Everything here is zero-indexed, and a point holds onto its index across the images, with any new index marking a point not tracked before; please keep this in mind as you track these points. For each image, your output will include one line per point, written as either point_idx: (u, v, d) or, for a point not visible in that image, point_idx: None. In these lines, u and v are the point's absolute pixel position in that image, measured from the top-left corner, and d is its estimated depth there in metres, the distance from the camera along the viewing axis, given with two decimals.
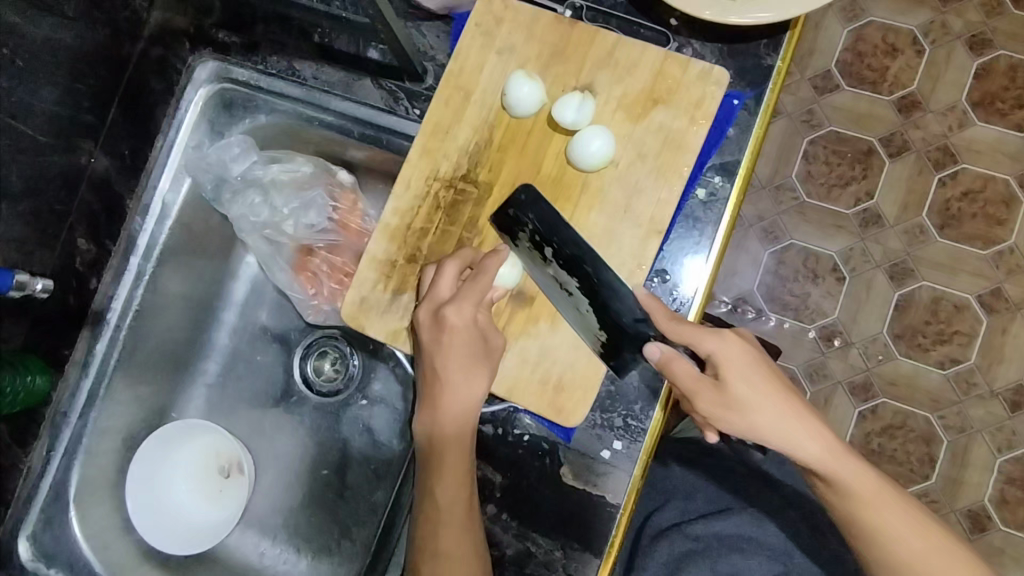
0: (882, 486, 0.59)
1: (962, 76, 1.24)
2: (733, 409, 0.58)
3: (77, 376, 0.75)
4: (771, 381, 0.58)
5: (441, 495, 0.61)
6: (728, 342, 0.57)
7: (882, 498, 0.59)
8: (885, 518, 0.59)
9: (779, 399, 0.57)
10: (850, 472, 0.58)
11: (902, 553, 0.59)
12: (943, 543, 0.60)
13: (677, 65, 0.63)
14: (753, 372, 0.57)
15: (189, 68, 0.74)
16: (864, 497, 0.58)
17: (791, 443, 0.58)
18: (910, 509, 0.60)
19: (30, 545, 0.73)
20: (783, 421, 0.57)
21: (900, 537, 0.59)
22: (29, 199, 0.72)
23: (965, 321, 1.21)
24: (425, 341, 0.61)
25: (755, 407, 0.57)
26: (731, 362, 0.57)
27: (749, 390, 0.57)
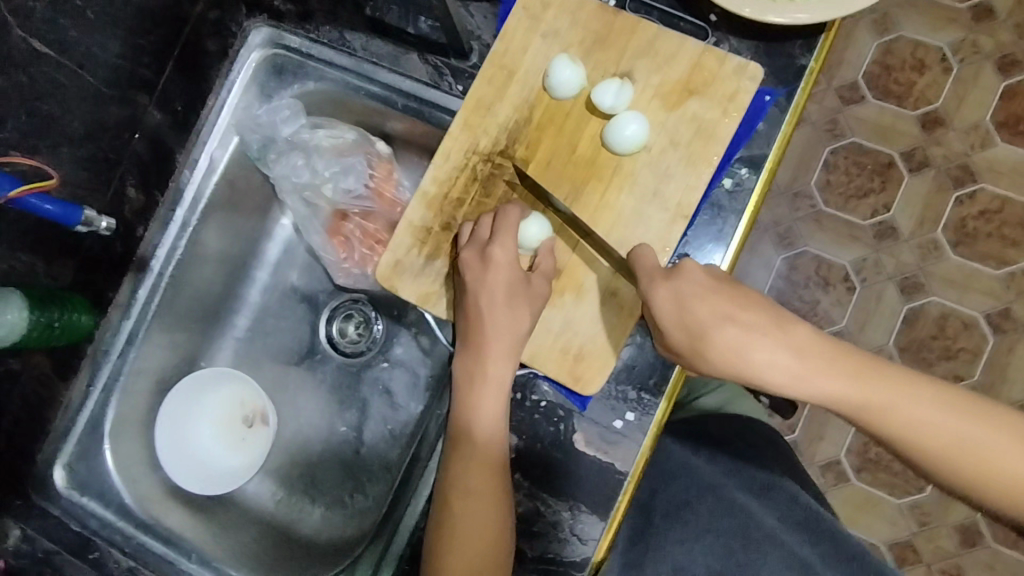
0: (901, 385, 0.55)
1: (989, 96, 1.25)
2: (701, 352, 0.59)
3: (120, 316, 0.80)
4: (732, 308, 0.59)
5: (474, 433, 0.64)
6: (677, 278, 0.60)
7: (905, 397, 0.55)
8: (917, 420, 0.54)
9: (743, 324, 0.59)
10: (851, 383, 0.56)
11: (951, 461, 0.53)
12: (982, 435, 0.52)
13: (715, 59, 0.66)
14: (708, 299, 0.59)
15: (245, 32, 0.79)
16: (880, 404, 0.55)
17: (761, 374, 0.58)
18: (950, 400, 0.54)
19: (66, 474, 0.77)
20: (757, 347, 0.58)
21: (946, 438, 0.53)
22: (86, 144, 0.74)
23: (971, 339, 1.23)
24: (469, 269, 0.65)
25: (710, 346, 0.59)
26: (680, 298, 0.60)
27: (710, 322, 0.59)
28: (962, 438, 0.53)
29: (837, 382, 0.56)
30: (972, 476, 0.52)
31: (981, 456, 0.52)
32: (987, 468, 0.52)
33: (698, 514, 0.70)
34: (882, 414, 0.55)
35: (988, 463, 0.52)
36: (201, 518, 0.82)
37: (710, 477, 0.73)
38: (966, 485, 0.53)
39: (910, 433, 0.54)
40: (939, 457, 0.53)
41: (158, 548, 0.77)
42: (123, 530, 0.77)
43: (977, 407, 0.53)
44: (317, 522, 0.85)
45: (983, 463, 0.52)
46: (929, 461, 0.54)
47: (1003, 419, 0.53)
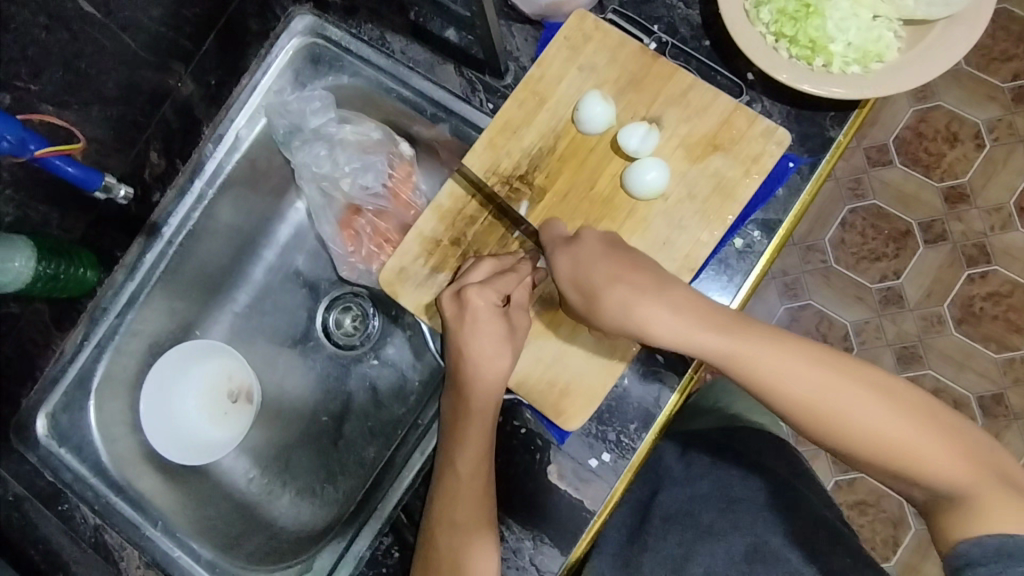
0: (769, 338, 0.57)
1: (1017, 179, 1.25)
2: (593, 311, 0.60)
3: (124, 277, 0.80)
4: (619, 269, 0.60)
5: (461, 464, 0.65)
6: (576, 245, 0.62)
7: (775, 349, 0.56)
8: (793, 376, 0.56)
9: (629, 283, 0.59)
10: (723, 335, 0.57)
11: (829, 410, 0.55)
12: (858, 381, 0.55)
13: (744, 119, 0.66)
14: (602, 259, 0.61)
15: (287, 17, 0.78)
16: (752, 356, 0.56)
17: (647, 326, 0.58)
18: (821, 356, 0.56)
19: (48, 423, 0.78)
20: (642, 304, 0.58)
21: (819, 391, 0.55)
22: (117, 106, 0.75)
23: (960, 419, 1.23)
24: (449, 318, 0.65)
25: (605, 299, 0.59)
26: (576, 260, 0.61)
27: (600, 283, 0.59)
28: (821, 387, 0.55)
29: (721, 333, 0.57)
30: (830, 423, 0.55)
31: (840, 404, 0.55)
32: (849, 416, 0.55)
33: (697, 524, 0.70)
34: (755, 364, 0.56)
35: (856, 412, 0.55)
36: (172, 485, 0.82)
37: (713, 489, 0.73)
38: (829, 433, 0.55)
39: (782, 387, 0.56)
40: (803, 407, 0.55)
41: (128, 511, 0.78)
42: (95, 488, 0.78)
43: (844, 360, 0.56)
44: (283, 508, 0.86)
45: (845, 412, 0.55)
46: (795, 410, 0.56)
47: (857, 370, 0.56)
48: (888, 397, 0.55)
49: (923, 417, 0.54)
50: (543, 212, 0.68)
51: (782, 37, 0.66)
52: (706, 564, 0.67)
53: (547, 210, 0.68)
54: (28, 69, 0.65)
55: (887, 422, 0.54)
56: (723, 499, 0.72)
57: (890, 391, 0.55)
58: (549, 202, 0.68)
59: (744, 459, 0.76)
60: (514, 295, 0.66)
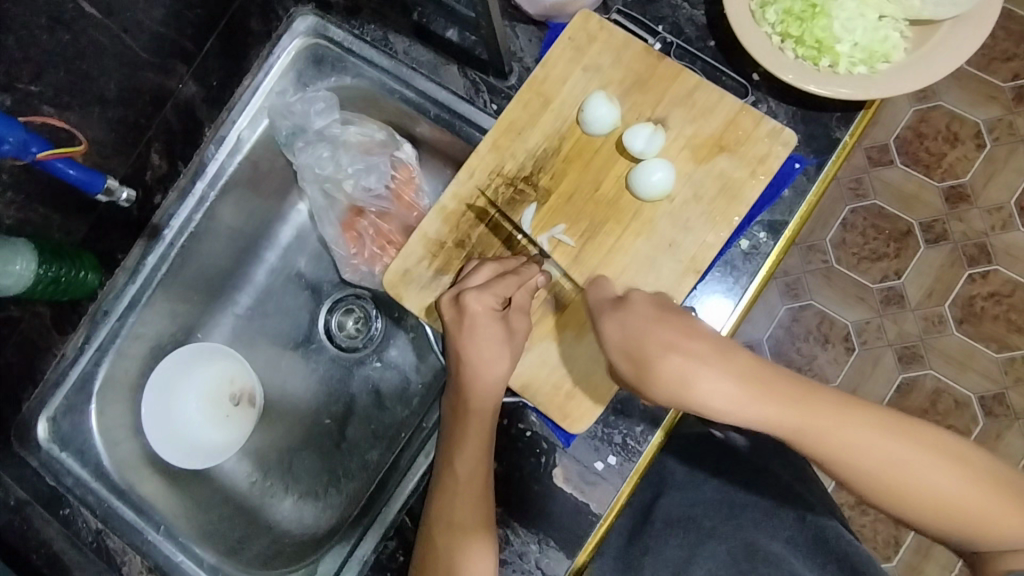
0: (840, 408, 0.54)
1: (1018, 179, 1.25)
2: (645, 381, 0.56)
3: (125, 280, 0.80)
4: (675, 335, 0.57)
5: (461, 465, 0.64)
6: (623, 311, 0.61)
7: (841, 420, 0.53)
8: (863, 447, 0.53)
9: (685, 350, 0.56)
10: (789, 409, 0.53)
11: (903, 484, 0.52)
12: (932, 450, 0.52)
13: (750, 119, 0.66)
14: (656, 326, 0.58)
15: (290, 17, 0.78)
16: (819, 429, 0.53)
17: (708, 402, 0.54)
18: (891, 422, 0.53)
19: (49, 426, 0.77)
20: (702, 376, 0.54)
21: (890, 462, 0.52)
22: (119, 108, 0.75)
23: (961, 418, 1.23)
24: (448, 324, 0.65)
25: (660, 368, 0.55)
26: (627, 327, 0.59)
27: (654, 351, 0.56)
28: (892, 458, 0.52)
29: (787, 404, 0.53)
30: (904, 498, 0.52)
31: (910, 477, 0.52)
32: (919, 487, 0.52)
33: (702, 527, 0.70)
34: (819, 438, 0.53)
35: (929, 482, 0.52)
36: (173, 489, 0.82)
37: (719, 493, 0.73)
38: (903, 506, 0.53)
39: (851, 458, 0.53)
40: (876, 481, 0.53)
41: (129, 515, 0.77)
42: (96, 492, 0.77)
43: (919, 429, 0.53)
44: (285, 511, 0.85)
45: (915, 483, 0.52)
46: (864, 483, 0.53)
47: (932, 438, 0.53)
48: (959, 464, 0.52)
49: (997, 485, 0.52)
50: (548, 214, 0.68)
51: (788, 37, 0.66)
52: (708, 565, 0.67)
53: (552, 212, 0.68)
54: (29, 70, 0.65)
55: (960, 492, 0.51)
56: (727, 502, 0.72)
57: (961, 457, 0.53)
58: (553, 203, 0.68)
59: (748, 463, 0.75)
60: (514, 297, 0.66)
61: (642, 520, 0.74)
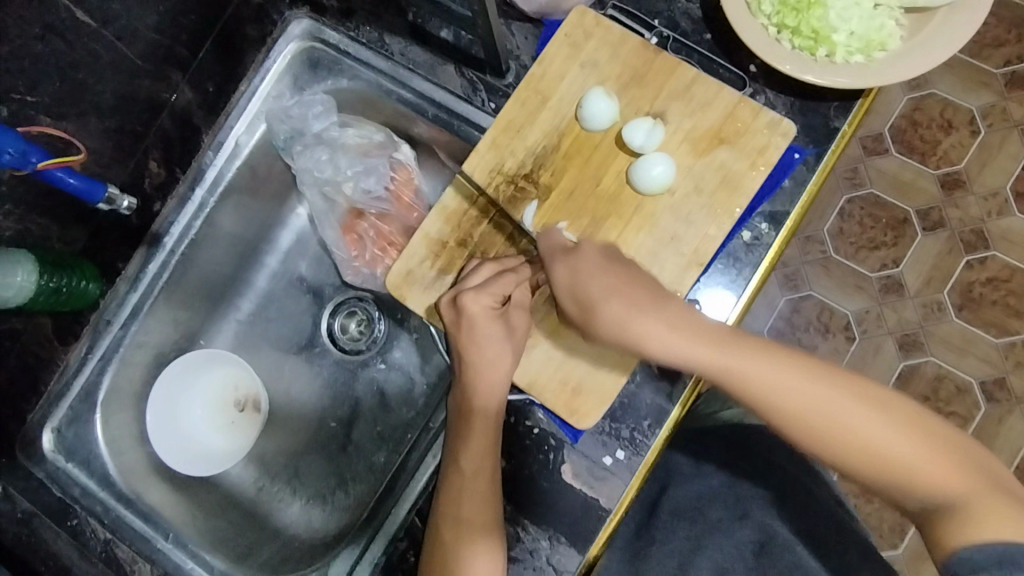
0: (770, 355, 0.56)
1: (1012, 164, 1.25)
2: (590, 322, 0.59)
3: (127, 289, 0.80)
4: (619, 283, 0.59)
5: (466, 461, 0.65)
6: (577, 257, 0.61)
7: (769, 365, 0.55)
8: (796, 393, 0.55)
9: (629, 298, 0.59)
10: (719, 351, 0.56)
11: (834, 431, 0.54)
12: (862, 399, 0.54)
13: (749, 111, 0.66)
14: (602, 274, 0.60)
15: (285, 21, 0.79)
16: (751, 374, 0.56)
17: (641, 338, 0.58)
18: (821, 371, 0.55)
19: (54, 437, 0.78)
20: (640, 320, 0.58)
21: (817, 407, 0.54)
22: (116, 116, 0.74)
23: (963, 404, 1.23)
24: (449, 324, 0.66)
25: (605, 311, 0.58)
26: (576, 275, 0.60)
27: (601, 296, 0.59)
28: (816, 402, 0.54)
29: (717, 349, 0.56)
30: (833, 443, 0.54)
31: (837, 422, 0.54)
32: (843, 431, 0.54)
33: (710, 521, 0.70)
34: (750, 381, 0.55)
35: (857, 429, 0.54)
36: (180, 496, 0.82)
37: (726, 485, 0.73)
38: (830, 451, 0.54)
39: (782, 404, 0.55)
40: (804, 424, 0.55)
41: (137, 524, 0.77)
42: (104, 502, 0.77)
43: (851, 379, 0.55)
44: (293, 515, 0.85)
45: (839, 427, 0.54)
46: (787, 423, 0.55)
47: (862, 387, 0.55)
48: (884, 410, 0.54)
49: (926, 435, 0.53)
50: (549, 210, 0.68)
51: (784, 28, 0.66)
52: (716, 557, 0.67)
53: (554, 209, 0.68)
54: (25, 81, 0.65)
55: (883, 436, 0.53)
56: (734, 494, 0.72)
57: (887, 405, 0.54)
58: (554, 200, 0.68)
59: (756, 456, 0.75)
60: (514, 293, 0.66)
61: (651, 511, 0.74)
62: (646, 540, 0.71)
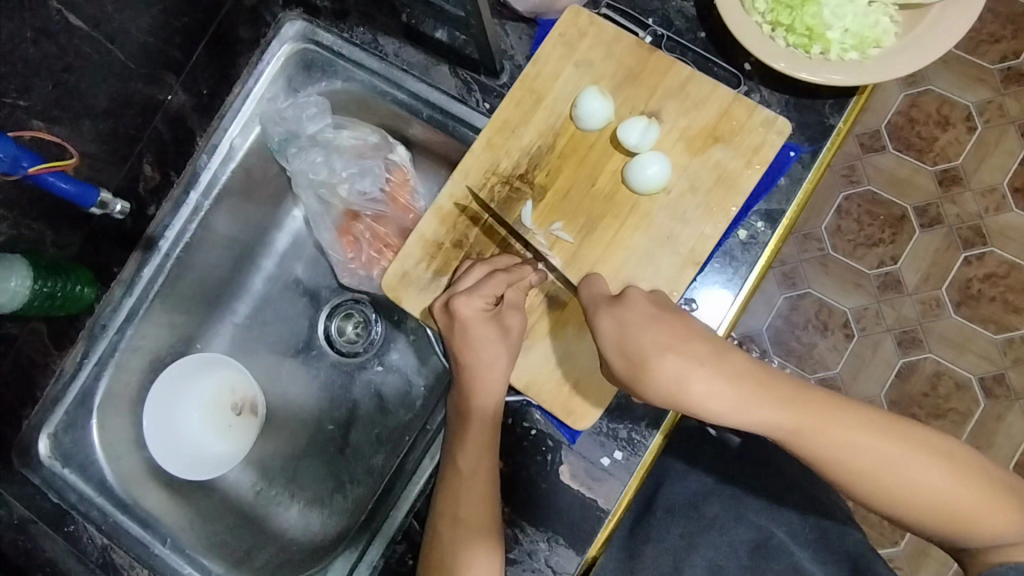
0: (826, 407, 0.55)
1: (1009, 160, 1.25)
2: (641, 381, 0.56)
3: (122, 293, 0.79)
4: (669, 337, 0.56)
5: (463, 461, 0.65)
6: (621, 307, 0.59)
7: (828, 418, 0.55)
8: (852, 445, 0.54)
9: (684, 353, 0.55)
10: (779, 409, 0.55)
11: (890, 480, 0.54)
12: (918, 447, 0.54)
13: (744, 109, 0.66)
14: (650, 326, 0.57)
15: (278, 23, 0.78)
16: (808, 427, 0.55)
17: (702, 402, 0.55)
18: (876, 420, 0.55)
19: (50, 443, 0.77)
20: (698, 380, 0.54)
21: (875, 459, 0.54)
22: (109, 119, 0.74)
23: (962, 401, 1.23)
24: (442, 327, 0.66)
25: (661, 371, 0.55)
26: (624, 327, 0.58)
27: (653, 353, 0.55)
28: (878, 455, 0.54)
29: (775, 405, 0.55)
30: (890, 494, 0.54)
31: (894, 473, 0.54)
32: (905, 484, 0.54)
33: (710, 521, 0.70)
34: (810, 437, 0.54)
35: (913, 479, 0.53)
36: (178, 501, 0.81)
37: (725, 484, 0.73)
38: (885, 501, 0.54)
39: (840, 456, 0.54)
40: (863, 477, 0.54)
41: (135, 529, 0.77)
42: (100, 507, 0.77)
43: (905, 428, 0.55)
44: (292, 518, 0.85)
45: (902, 480, 0.53)
46: (852, 480, 0.55)
47: (916, 435, 0.55)
48: (940, 458, 0.54)
49: (979, 480, 0.53)
50: (546, 210, 0.68)
51: (778, 26, 0.65)
52: (715, 557, 0.67)
53: (549, 209, 0.68)
54: (17, 85, 0.64)
55: (944, 485, 0.53)
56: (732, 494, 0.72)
57: (943, 453, 0.54)
58: (550, 200, 0.68)
59: (753, 455, 0.75)
60: (506, 294, 0.66)
61: (650, 511, 0.74)
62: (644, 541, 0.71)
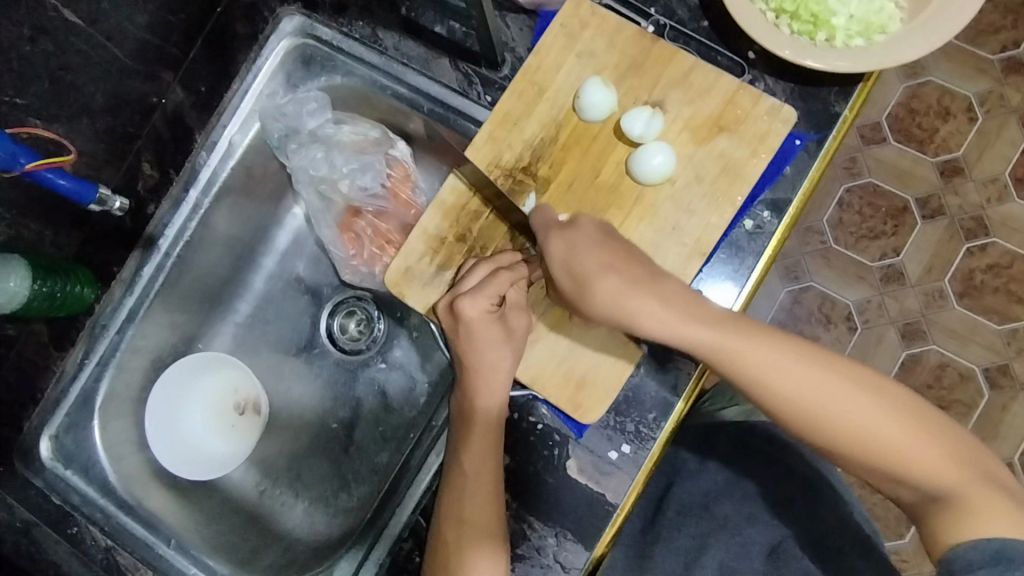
0: (767, 335, 0.56)
1: (1010, 151, 1.24)
2: (584, 298, 0.58)
3: (122, 292, 0.79)
4: (615, 258, 0.58)
5: (468, 462, 0.64)
6: (572, 230, 0.60)
7: (768, 345, 0.55)
8: (789, 373, 0.54)
9: (625, 274, 0.57)
10: (719, 330, 0.55)
11: (825, 410, 0.54)
12: (859, 383, 0.55)
13: (749, 98, 0.65)
14: (596, 248, 0.59)
15: (275, 18, 0.77)
16: (747, 353, 0.55)
17: (637, 317, 0.56)
18: (816, 354, 0.55)
19: (52, 445, 0.76)
20: (638, 298, 0.56)
21: (812, 389, 0.54)
22: (107, 117, 0.73)
23: (966, 392, 1.22)
24: (447, 329, 0.66)
25: (605, 285, 0.57)
26: (571, 246, 0.59)
27: (595, 272, 0.57)
28: (817, 387, 0.54)
29: (716, 328, 0.55)
30: (826, 423, 0.54)
31: (832, 405, 0.54)
32: (841, 416, 0.54)
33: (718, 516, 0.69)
34: (748, 361, 0.55)
35: (848, 412, 0.54)
36: (181, 502, 0.81)
37: (732, 479, 0.72)
38: (818, 432, 0.55)
39: (778, 386, 0.55)
40: (799, 405, 0.55)
41: (137, 528, 0.76)
42: (104, 509, 0.76)
43: (847, 365, 0.55)
44: (297, 518, 0.84)
45: (835, 412, 0.54)
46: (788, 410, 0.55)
47: (859, 373, 0.55)
48: (877, 395, 0.55)
49: (915, 420, 0.54)
50: (550, 203, 0.67)
51: (782, 13, 0.65)
52: (722, 551, 0.66)
53: (552, 202, 0.67)
54: (13, 82, 0.64)
55: (881, 426, 0.54)
56: (739, 488, 0.71)
57: (888, 397, 0.55)
58: (554, 192, 0.67)
59: (760, 450, 0.74)
60: (509, 294, 0.65)
61: (657, 506, 0.73)
62: (650, 535, 0.70)
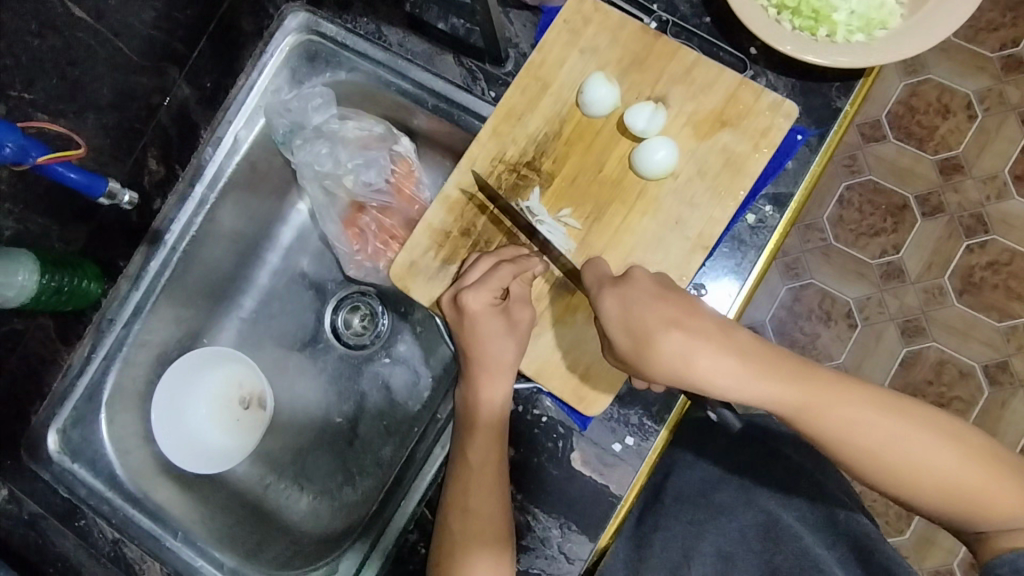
0: (834, 385, 0.53)
1: (1010, 148, 1.25)
2: (644, 356, 0.55)
3: (129, 287, 0.79)
4: (676, 312, 0.55)
5: (472, 454, 0.65)
6: (625, 284, 0.59)
7: (835, 395, 0.53)
8: (858, 423, 0.52)
9: (687, 328, 0.54)
10: (786, 384, 0.53)
11: (903, 460, 0.52)
12: (933, 428, 0.52)
13: (751, 93, 0.66)
14: (653, 301, 0.57)
15: (281, 15, 0.78)
16: (816, 406, 0.53)
17: (704, 376, 0.53)
18: (885, 400, 0.53)
19: (59, 438, 0.77)
20: (703, 353, 0.53)
21: (885, 439, 0.52)
22: (114, 113, 0.74)
23: (966, 388, 1.23)
24: (451, 322, 0.67)
25: (667, 343, 0.54)
26: (627, 300, 0.57)
27: (655, 327, 0.55)
28: (894, 438, 0.52)
29: (784, 382, 0.53)
30: (904, 476, 0.52)
31: (907, 454, 0.52)
32: (918, 465, 0.51)
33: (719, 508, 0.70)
34: (817, 414, 0.53)
35: (925, 461, 0.51)
36: (187, 495, 0.81)
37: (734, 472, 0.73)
38: (896, 484, 0.52)
39: (849, 437, 0.52)
40: (875, 458, 0.52)
41: (145, 522, 0.77)
42: (111, 501, 0.77)
43: (918, 410, 0.53)
44: (302, 512, 0.85)
45: (910, 461, 0.51)
46: (864, 462, 0.53)
47: (932, 417, 0.53)
48: (954, 440, 0.52)
49: (995, 463, 0.51)
50: (553, 196, 0.68)
51: (783, 9, 0.65)
52: (724, 543, 0.67)
53: (556, 196, 0.68)
54: (21, 78, 0.64)
55: (960, 470, 0.51)
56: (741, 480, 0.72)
57: (964, 441, 0.52)
58: (558, 186, 0.68)
59: (762, 443, 0.75)
60: (512, 288, 0.66)
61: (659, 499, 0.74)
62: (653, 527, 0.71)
